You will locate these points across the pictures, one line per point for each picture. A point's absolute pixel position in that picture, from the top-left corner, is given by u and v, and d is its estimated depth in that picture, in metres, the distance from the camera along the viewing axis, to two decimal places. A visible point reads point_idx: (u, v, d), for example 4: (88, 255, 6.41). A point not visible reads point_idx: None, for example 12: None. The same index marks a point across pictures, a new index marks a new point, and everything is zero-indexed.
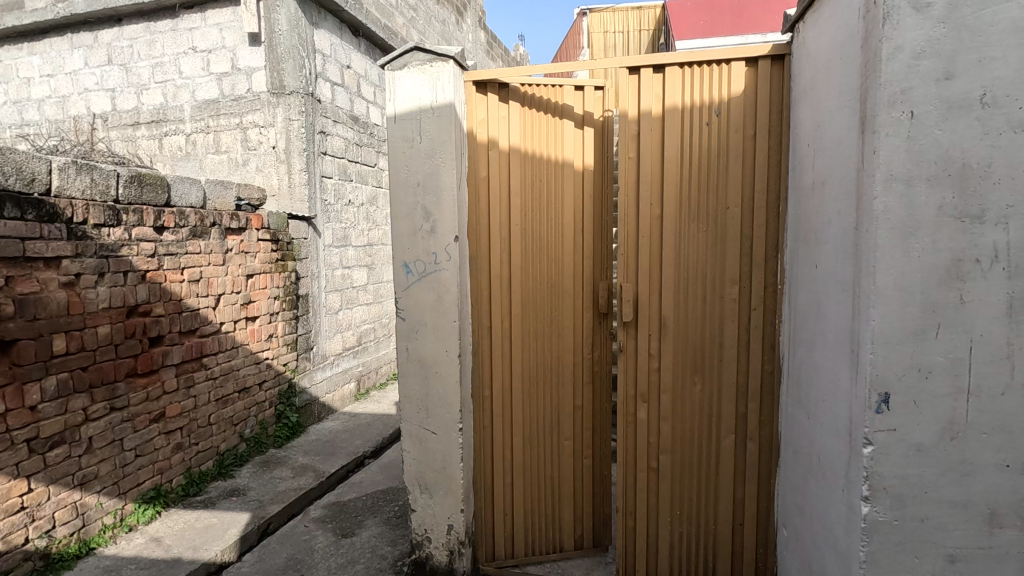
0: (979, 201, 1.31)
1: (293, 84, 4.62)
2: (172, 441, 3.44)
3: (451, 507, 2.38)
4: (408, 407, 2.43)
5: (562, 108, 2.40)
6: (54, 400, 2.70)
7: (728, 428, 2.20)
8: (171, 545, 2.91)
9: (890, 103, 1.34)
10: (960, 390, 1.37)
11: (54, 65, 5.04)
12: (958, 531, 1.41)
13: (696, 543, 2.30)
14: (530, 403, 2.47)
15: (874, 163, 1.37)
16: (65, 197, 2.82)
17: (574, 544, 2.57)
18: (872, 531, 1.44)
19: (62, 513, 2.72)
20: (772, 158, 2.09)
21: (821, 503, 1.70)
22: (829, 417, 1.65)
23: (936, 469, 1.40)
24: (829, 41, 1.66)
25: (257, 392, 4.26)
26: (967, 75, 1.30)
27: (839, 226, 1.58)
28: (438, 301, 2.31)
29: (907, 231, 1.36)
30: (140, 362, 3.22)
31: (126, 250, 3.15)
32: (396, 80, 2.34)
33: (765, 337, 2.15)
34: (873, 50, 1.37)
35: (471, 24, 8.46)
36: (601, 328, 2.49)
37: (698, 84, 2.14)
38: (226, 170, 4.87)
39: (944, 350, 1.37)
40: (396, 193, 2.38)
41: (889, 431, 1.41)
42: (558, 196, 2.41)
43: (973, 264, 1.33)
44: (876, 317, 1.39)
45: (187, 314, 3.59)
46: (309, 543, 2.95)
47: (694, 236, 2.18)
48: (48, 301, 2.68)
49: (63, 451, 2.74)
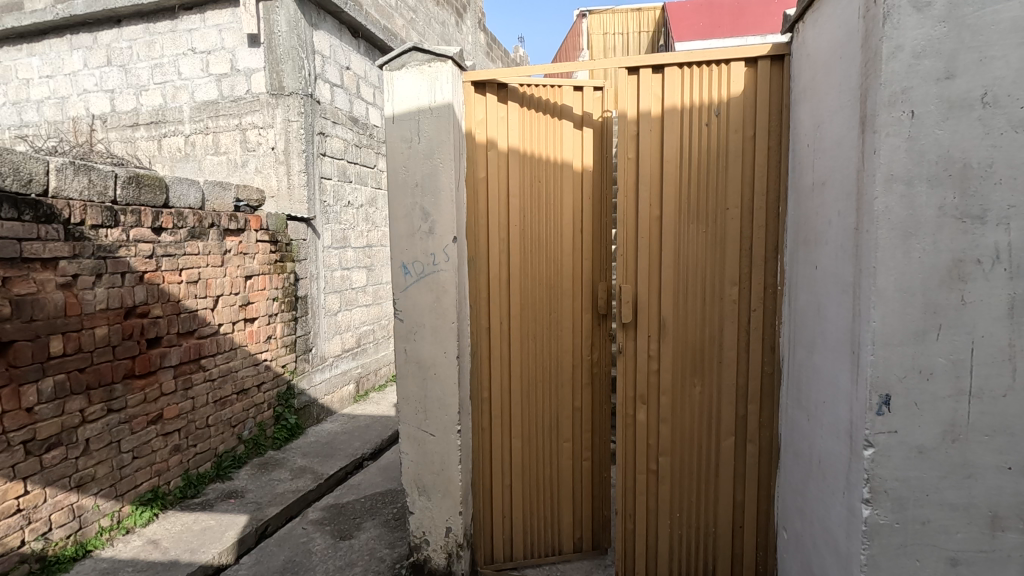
0: (980, 201, 1.30)
1: (292, 85, 4.61)
2: (170, 442, 3.43)
3: (449, 509, 2.36)
4: (407, 409, 2.42)
5: (561, 108, 2.39)
6: (51, 401, 2.69)
7: (728, 430, 2.19)
8: (168, 548, 2.89)
9: (891, 103, 1.33)
10: (961, 392, 1.36)
11: (53, 66, 5.04)
12: (959, 534, 1.39)
13: (696, 546, 2.29)
14: (529, 405, 2.46)
15: (874, 163, 1.36)
16: (63, 197, 2.81)
17: (573, 547, 2.55)
18: (872, 534, 1.43)
19: (58, 515, 2.71)
20: (771, 158, 2.08)
21: (822, 506, 1.69)
22: (829, 419, 1.64)
23: (937, 472, 1.39)
24: (829, 41, 1.65)
25: (256, 393, 4.24)
26: (968, 74, 1.29)
27: (839, 226, 1.57)
28: (436, 302, 2.30)
29: (908, 231, 1.35)
30: (138, 364, 3.21)
31: (124, 250, 3.14)
32: (395, 81, 2.33)
33: (765, 338, 2.14)
34: (873, 49, 1.37)
35: (471, 26, 8.47)
36: (600, 330, 2.47)
37: (697, 84, 2.13)
38: (225, 171, 4.87)
39: (945, 351, 1.36)
40: (394, 194, 2.37)
41: (890, 433, 1.40)
42: (557, 196, 2.40)
43: (975, 265, 1.32)
44: (877, 318, 1.38)
45: (186, 315, 3.58)
46: (307, 546, 2.94)
47: (693, 237, 2.17)
48: (46, 302, 2.67)
49: (59, 453, 2.72)
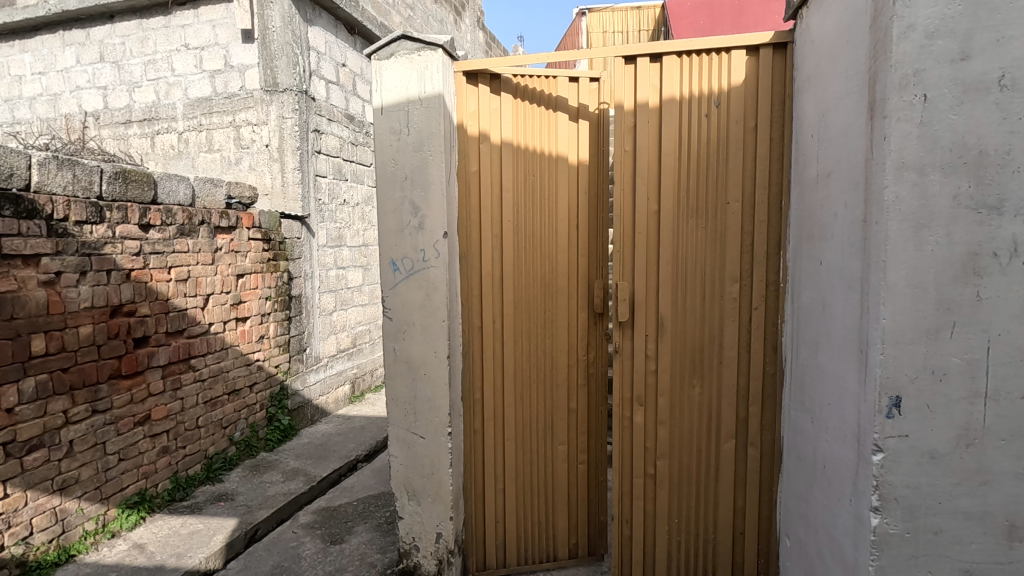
0: (997, 190, 1.23)
1: (287, 81, 4.54)
2: (157, 444, 3.35)
3: (440, 514, 2.28)
4: (396, 411, 2.35)
5: (555, 100, 2.31)
6: (32, 402, 2.61)
7: (728, 432, 2.11)
8: (154, 552, 2.81)
9: (902, 87, 1.26)
10: (977, 394, 1.28)
11: (45, 63, 4.96)
12: (974, 545, 1.32)
13: (695, 553, 2.21)
14: (522, 407, 2.38)
15: (884, 150, 1.28)
16: (45, 192, 2.74)
17: (568, 553, 2.47)
18: (882, 545, 1.35)
19: (40, 519, 2.63)
20: (774, 149, 2.01)
21: (827, 513, 1.61)
22: (835, 422, 1.56)
23: (950, 479, 1.31)
24: (834, 26, 1.57)
25: (248, 394, 4.17)
26: (985, 55, 1.22)
27: (846, 219, 1.49)
28: (426, 300, 2.23)
29: (920, 222, 1.27)
30: (125, 363, 3.12)
31: (110, 248, 3.06)
32: (383, 71, 2.26)
33: (767, 338, 2.06)
34: (883, 29, 1.29)
35: (469, 25, 8.39)
36: (597, 329, 2.39)
37: (697, 74, 2.05)
38: (218, 169, 4.79)
39: (960, 350, 1.28)
40: (383, 188, 2.30)
41: (900, 438, 1.32)
42: (552, 191, 2.32)
43: (990, 258, 1.24)
44: (885, 316, 1.31)
45: (175, 315, 3.50)
46: (296, 550, 2.86)
47: (692, 233, 2.09)
48: (27, 300, 2.59)
49: (41, 455, 2.64)
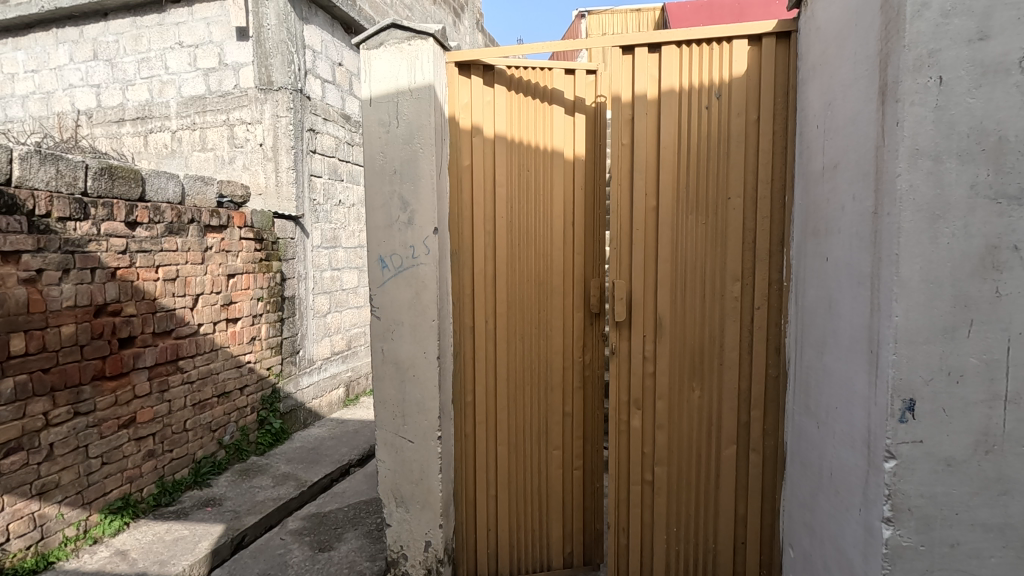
0: (1018, 178, 1.15)
1: (281, 79, 4.46)
2: (143, 447, 3.25)
3: (428, 522, 2.20)
4: (384, 414, 2.26)
5: (551, 93, 2.24)
6: (10, 403, 2.51)
7: (729, 438, 2.03)
8: (136, 559, 2.72)
9: (916, 68, 1.19)
10: (996, 397, 1.20)
11: (38, 61, 4.88)
12: (994, 559, 1.23)
13: (695, 563, 2.12)
14: (515, 411, 2.29)
15: (897, 136, 1.21)
16: (26, 187, 2.65)
17: (562, 562, 2.38)
18: (894, 558, 1.27)
19: (17, 525, 2.53)
20: (776, 142, 1.93)
21: (834, 524, 1.52)
22: (842, 426, 1.48)
23: (967, 488, 1.23)
24: (839, 13, 1.50)
25: (238, 397, 4.07)
26: (1004, 34, 1.14)
27: (854, 212, 1.42)
28: (415, 298, 2.15)
29: (934, 213, 1.20)
30: (109, 364, 3.03)
31: (94, 245, 2.97)
32: (373, 60, 2.19)
33: (769, 340, 1.98)
34: (895, 9, 1.22)
35: (468, 27, 8.36)
36: (593, 330, 2.31)
37: (697, 64, 1.98)
38: (211, 168, 4.70)
39: (978, 350, 1.20)
40: (370, 182, 2.23)
41: (915, 444, 1.24)
42: (547, 188, 2.24)
43: (1011, 252, 1.17)
44: (898, 313, 1.23)
45: (162, 315, 3.41)
46: (283, 558, 2.76)
47: (692, 229, 2.01)
48: (6, 298, 2.50)
49: (19, 459, 2.54)
